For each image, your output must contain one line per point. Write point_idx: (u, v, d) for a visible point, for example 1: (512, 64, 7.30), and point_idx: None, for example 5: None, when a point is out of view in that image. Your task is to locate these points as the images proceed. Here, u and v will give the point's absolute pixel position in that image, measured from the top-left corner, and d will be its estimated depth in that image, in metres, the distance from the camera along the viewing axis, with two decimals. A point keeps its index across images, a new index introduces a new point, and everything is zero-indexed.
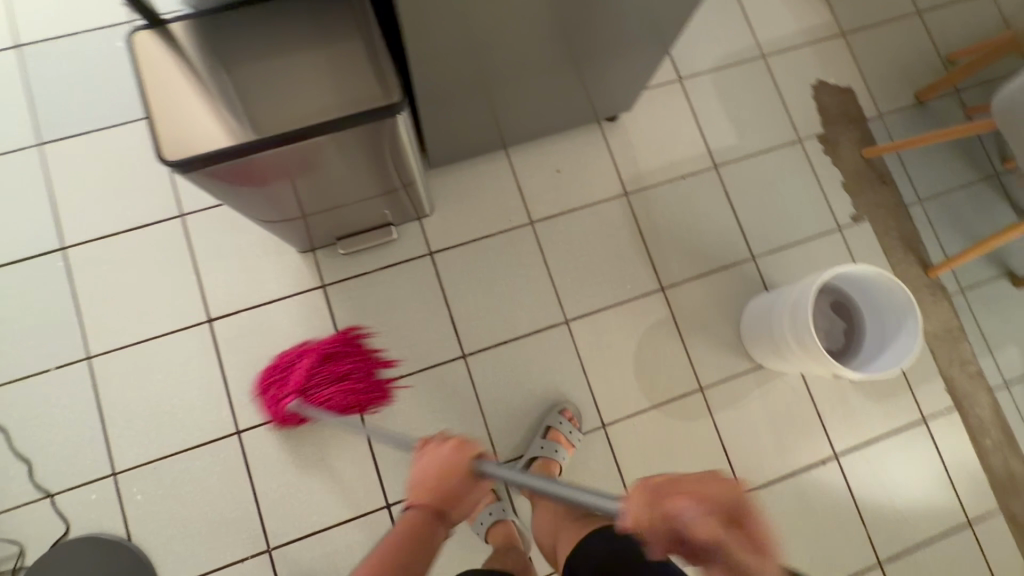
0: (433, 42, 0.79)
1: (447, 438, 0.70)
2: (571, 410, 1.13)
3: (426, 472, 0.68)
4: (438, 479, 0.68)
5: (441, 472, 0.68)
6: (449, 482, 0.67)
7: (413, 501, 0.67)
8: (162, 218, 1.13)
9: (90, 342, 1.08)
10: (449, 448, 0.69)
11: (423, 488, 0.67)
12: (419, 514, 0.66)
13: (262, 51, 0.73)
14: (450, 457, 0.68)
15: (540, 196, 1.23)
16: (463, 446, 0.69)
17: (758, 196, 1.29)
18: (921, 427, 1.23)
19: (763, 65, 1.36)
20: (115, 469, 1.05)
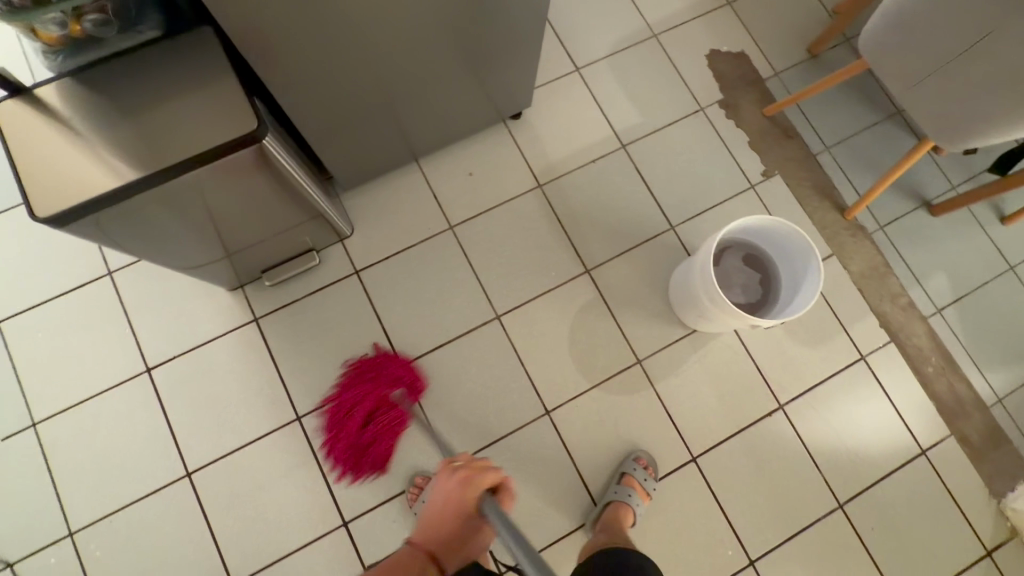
0: (293, 69, 0.83)
1: (458, 471, 0.74)
2: (645, 457, 1.15)
3: (432, 508, 0.76)
4: (436, 516, 0.75)
5: (439, 513, 0.74)
6: (444, 518, 0.74)
7: (417, 535, 0.77)
8: (91, 278, 1.17)
9: (33, 409, 1.10)
10: (455, 483, 0.73)
11: (423, 527, 0.76)
12: (414, 550, 0.76)
13: (125, 100, 0.76)
14: (449, 494, 0.73)
15: (456, 201, 1.27)
16: (466, 483, 0.72)
17: (669, 168, 1.33)
18: (861, 365, 1.25)
19: (656, 43, 1.41)
20: (72, 529, 1.06)
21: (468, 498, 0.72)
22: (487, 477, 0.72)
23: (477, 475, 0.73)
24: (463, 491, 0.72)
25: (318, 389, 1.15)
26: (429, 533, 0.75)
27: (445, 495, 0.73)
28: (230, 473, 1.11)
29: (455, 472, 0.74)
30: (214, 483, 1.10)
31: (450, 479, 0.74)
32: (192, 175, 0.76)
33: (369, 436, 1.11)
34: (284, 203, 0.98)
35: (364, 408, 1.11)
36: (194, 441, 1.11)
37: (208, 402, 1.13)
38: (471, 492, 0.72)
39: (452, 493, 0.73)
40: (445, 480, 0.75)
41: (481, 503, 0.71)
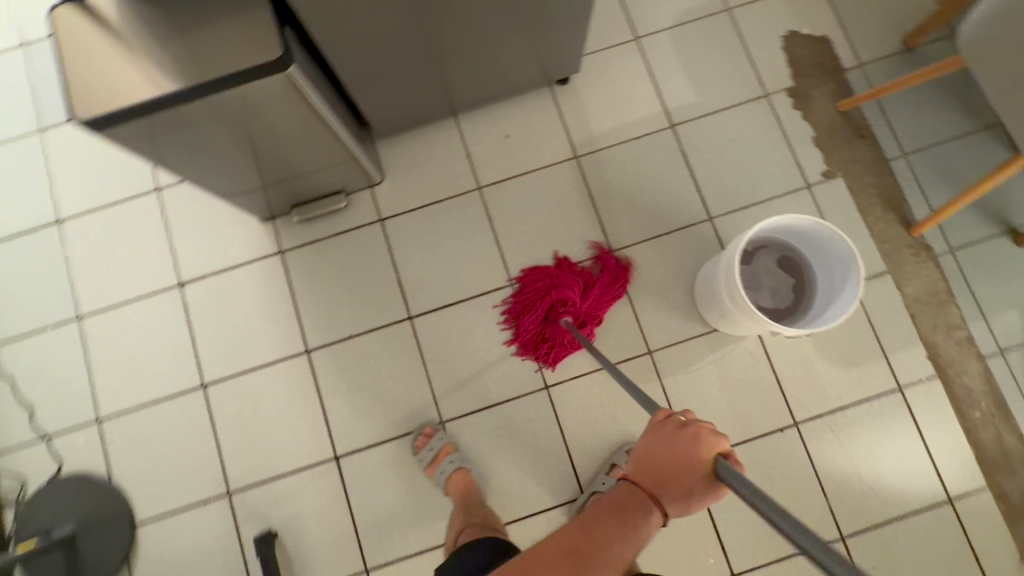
0: (333, 12, 0.83)
1: (686, 424, 0.62)
2: None
3: (653, 451, 0.62)
4: (663, 462, 0.61)
5: (663, 458, 0.61)
6: (669, 467, 0.60)
7: (632, 475, 0.62)
8: (142, 192, 1.25)
9: (80, 305, 1.21)
10: (683, 433, 0.61)
11: (644, 466, 0.61)
12: (629, 490, 0.61)
13: (163, 16, 0.79)
14: (675, 443, 0.61)
15: (489, 163, 1.25)
16: (696, 439, 0.60)
17: (718, 155, 1.24)
18: (896, 396, 1.14)
19: (728, 18, 1.29)
20: (100, 416, 1.17)
21: (706, 454, 0.60)
22: (724, 439, 0.60)
23: (715, 432, 0.61)
24: (696, 443, 0.60)
25: (328, 328, 1.19)
26: (648, 472, 0.61)
27: (671, 444, 0.61)
28: (241, 392, 1.17)
29: (682, 424, 0.62)
30: (225, 398, 1.17)
31: (673, 427, 0.62)
32: (217, 96, 0.78)
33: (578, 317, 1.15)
34: (313, 141, 0.99)
35: (589, 293, 1.16)
36: (213, 357, 1.19)
37: (229, 323, 1.20)
38: (707, 450, 0.60)
39: (678, 445, 0.60)
40: (664, 427, 0.63)
41: (721, 464, 0.59)
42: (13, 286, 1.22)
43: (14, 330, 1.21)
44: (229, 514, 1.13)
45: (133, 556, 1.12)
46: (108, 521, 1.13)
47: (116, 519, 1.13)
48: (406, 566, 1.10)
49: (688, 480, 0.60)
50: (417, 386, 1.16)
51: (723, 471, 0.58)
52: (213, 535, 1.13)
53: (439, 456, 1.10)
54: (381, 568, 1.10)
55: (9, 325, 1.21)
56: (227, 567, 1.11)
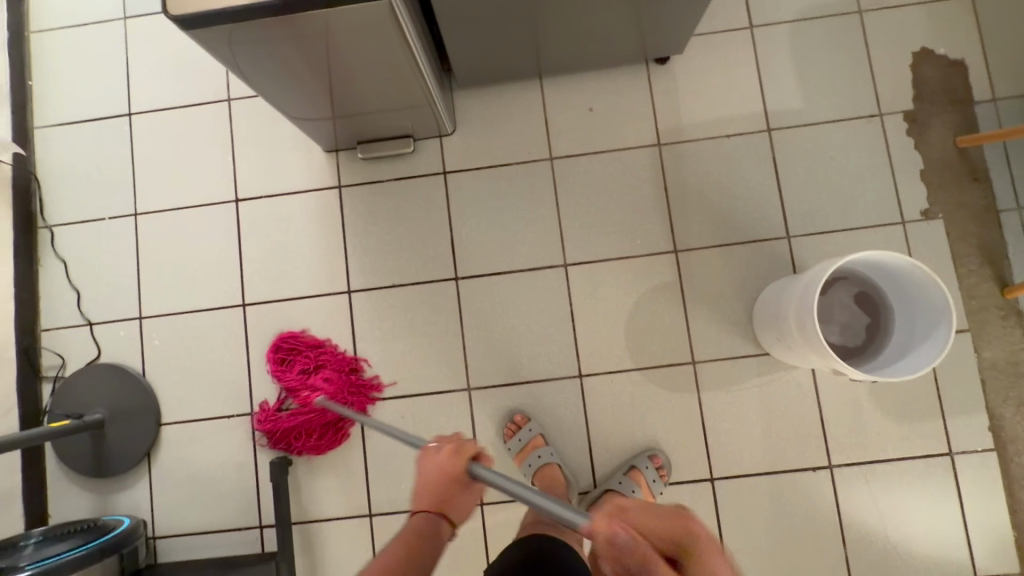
0: None
1: (444, 444, 0.71)
2: (661, 458, 1.08)
3: (425, 479, 0.70)
4: (434, 488, 0.69)
5: (432, 481, 0.69)
6: (444, 489, 0.68)
7: (419, 507, 0.69)
8: (213, 100, 1.22)
9: (138, 201, 1.22)
10: (439, 456, 0.70)
11: (424, 498, 0.69)
12: (419, 521, 0.68)
13: None
14: (438, 466, 0.69)
15: (565, 134, 1.18)
16: (450, 454, 0.69)
17: (811, 171, 1.15)
18: (944, 461, 1.07)
19: (856, 22, 1.17)
20: (143, 314, 1.19)
21: (459, 464, 0.69)
22: (472, 445, 0.71)
23: (462, 442, 0.71)
24: (452, 458, 0.69)
25: (373, 272, 1.17)
26: (431, 498, 0.69)
27: (435, 467, 0.69)
28: (277, 318, 1.18)
29: (437, 449, 0.71)
30: (263, 321, 1.18)
31: (434, 454, 0.71)
32: (313, 13, 0.74)
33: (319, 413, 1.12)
34: (394, 78, 0.95)
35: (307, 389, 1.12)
36: (256, 278, 1.19)
37: (277, 248, 1.19)
38: (462, 461, 0.69)
39: (440, 466, 0.69)
40: (428, 458, 0.71)
41: (475, 467, 0.68)
42: (76, 170, 1.23)
43: (72, 214, 1.22)
44: (249, 432, 1.16)
45: (156, 452, 1.17)
46: (136, 414, 1.16)
47: (143, 414, 1.16)
48: None
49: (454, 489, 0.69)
50: (449, 348, 1.15)
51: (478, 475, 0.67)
52: (232, 449, 1.16)
53: (527, 448, 1.09)
54: (384, 515, 1.12)
55: (68, 208, 1.22)
56: (240, 482, 1.15)
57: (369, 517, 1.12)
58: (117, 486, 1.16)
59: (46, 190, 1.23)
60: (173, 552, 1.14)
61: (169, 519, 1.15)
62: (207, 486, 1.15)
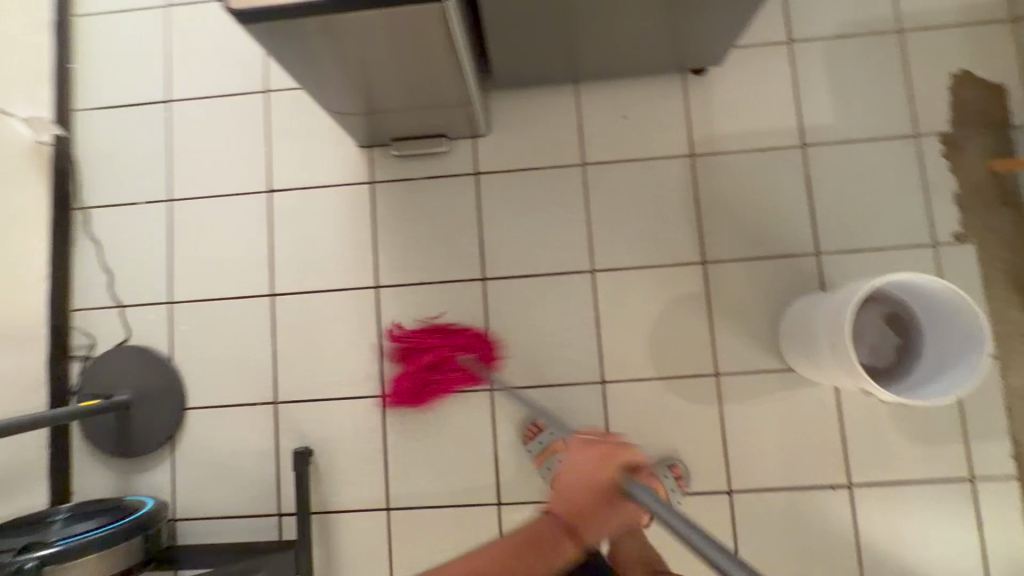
0: None
1: (598, 443, 0.73)
2: (680, 468, 1.08)
3: (569, 478, 0.71)
4: (580, 490, 0.71)
5: (576, 483, 0.71)
6: (583, 496, 0.71)
7: (549, 512, 0.71)
8: (250, 91, 1.24)
9: (173, 188, 1.23)
10: (594, 455, 0.72)
11: (563, 497, 0.71)
12: (546, 527, 0.70)
13: None
14: (591, 470, 0.71)
15: (599, 140, 1.19)
16: (606, 459, 0.72)
17: (844, 189, 1.14)
18: (965, 486, 1.07)
19: (897, 41, 1.16)
20: (172, 299, 1.21)
21: (613, 472, 0.71)
22: (630, 453, 0.72)
23: (618, 449, 0.72)
24: (606, 465, 0.71)
25: (402, 268, 1.18)
26: (567, 505, 0.71)
27: (585, 467, 0.71)
28: (305, 309, 1.19)
29: (594, 444, 0.73)
30: (290, 312, 1.19)
31: (588, 450, 0.73)
32: (368, 13, 0.76)
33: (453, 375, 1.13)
34: (437, 78, 0.96)
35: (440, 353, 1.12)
36: (286, 269, 1.20)
37: (308, 240, 1.20)
38: (615, 468, 0.71)
39: (591, 468, 0.71)
40: (583, 450, 0.72)
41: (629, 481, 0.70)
42: (113, 154, 1.25)
43: (107, 197, 1.24)
44: (272, 421, 1.17)
45: (179, 436, 1.18)
46: (161, 398, 1.18)
47: (169, 398, 1.18)
48: (427, 514, 1.13)
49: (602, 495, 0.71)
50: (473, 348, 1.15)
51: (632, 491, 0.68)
52: (254, 436, 1.17)
53: (547, 451, 1.08)
54: (402, 509, 1.13)
55: (103, 192, 1.24)
56: (261, 469, 1.16)
57: (387, 511, 1.14)
58: (139, 467, 1.18)
59: (82, 172, 1.25)
60: (191, 534, 1.16)
61: (189, 502, 1.17)
62: (228, 471, 1.17)
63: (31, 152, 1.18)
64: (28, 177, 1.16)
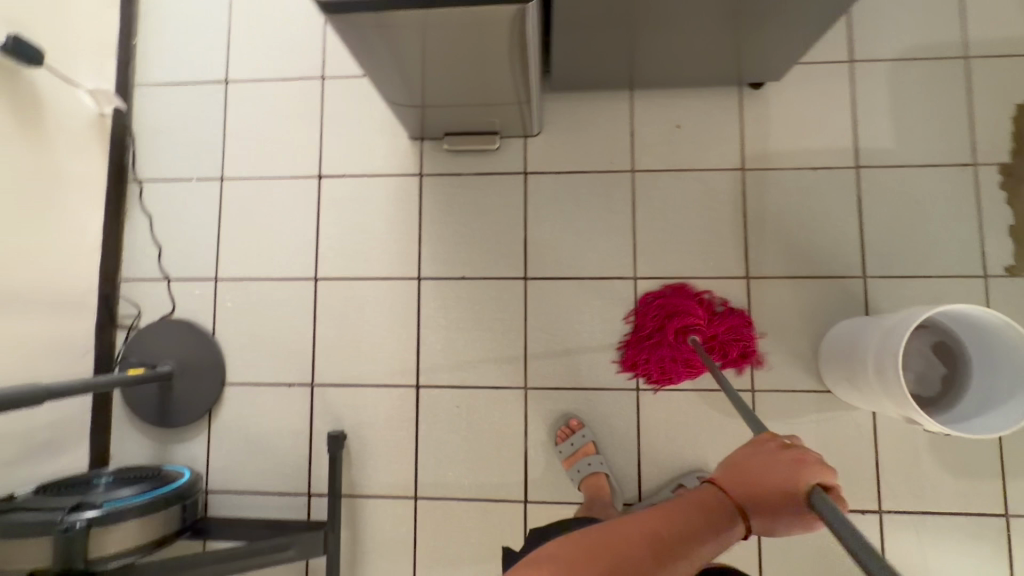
0: None
1: (787, 444, 0.61)
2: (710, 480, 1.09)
3: (745, 460, 0.61)
4: (759, 473, 0.59)
5: (752, 467, 0.60)
6: (760, 486, 0.58)
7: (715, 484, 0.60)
8: (308, 76, 1.25)
9: (225, 167, 1.26)
10: (780, 452, 0.61)
11: (735, 472, 0.60)
12: (704, 498, 0.59)
13: None
14: (775, 463, 0.59)
15: (650, 148, 1.18)
16: (800, 464, 0.58)
17: (896, 213, 1.13)
18: (998, 521, 1.06)
19: (962, 67, 1.15)
20: (218, 276, 1.23)
21: (807, 481, 0.57)
22: (830, 472, 0.58)
23: (815, 461, 0.59)
24: (796, 466, 0.58)
25: (445, 261, 1.19)
26: (738, 482, 0.59)
27: (768, 458, 0.60)
28: (348, 295, 1.21)
29: (781, 447, 0.61)
30: (333, 297, 1.21)
31: (772, 448, 0.61)
32: (448, 11, 0.77)
33: (739, 344, 1.11)
34: (503, 78, 0.96)
35: (731, 331, 1.11)
36: (331, 254, 1.22)
37: (355, 227, 1.22)
38: (805, 474, 0.57)
39: (776, 461, 0.59)
40: (768, 443, 0.62)
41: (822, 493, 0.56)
42: (169, 129, 1.27)
43: (161, 171, 1.26)
44: (308, 403, 1.19)
45: (217, 410, 1.21)
46: (202, 371, 1.20)
47: (210, 372, 1.20)
48: (455, 505, 1.15)
49: (790, 498, 0.57)
50: (510, 346, 1.17)
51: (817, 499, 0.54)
52: (290, 416, 1.19)
53: (578, 454, 1.10)
54: (430, 499, 1.15)
55: (158, 166, 1.27)
56: (294, 449, 1.18)
57: (415, 499, 1.15)
58: (176, 438, 1.21)
59: (138, 146, 1.27)
60: (222, 507, 1.19)
61: (223, 475, 1.19)
62: (262, 448, 1.19)
63: (93, 123, 1.20)
64: (89, 148, 1.19)
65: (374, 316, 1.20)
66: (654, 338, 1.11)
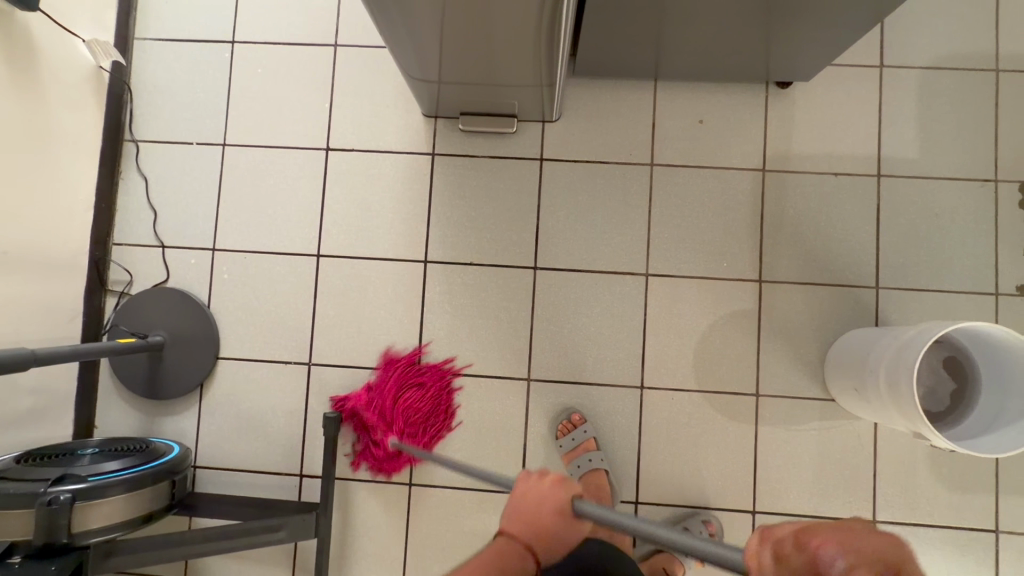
0: None
1: (543, 475, 0.70)
2: (715, 525, 1.08)
3: (520, 506, 0.70)
4: (531, 516, 0.69)
5: (524, 510, 0.70)
6: (536, 526, 0.69)
7: (504, 532, 0.71)
8: (319, 43, 1.19)
9: (228, 133, 1.20)
10: (546, 484, 0.69)
11: (515, 521, 0.70)
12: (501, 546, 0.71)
13: None
14: (538, 500, 0.69)
15: (671, 142, 1.15)
16: (558, 489, 0.68)
17: (913, 225, 1.12)
18: (988, 536, 1.07)
19: (992, 80, 1.13)
20: (215, 246, 1.19)
21: (564, 501, 0.68)
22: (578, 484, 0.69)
23: (568, 480, 0.69)
24: (556, 495, 0.68)
25: (453, 245, 1.16)
26: (520, 529, 0.70)
27: (530, 496, 0.70)
28: (350, 274, 1.17)
29: (542, 478, 0.70)
30: (334, 275, 1.17)
31: (536, 483, 0.70)
32: None
33: (428, 392, 1.12)
34: (528, 58, 0.92)
35: (404, 391, 1.11)
36: (334, 230, 1.17)
37: (361, 203, 1.17)
38: (564, 496, 0.68)
39: (539, 498, 0.69)
40: (530, 480, 0.70)
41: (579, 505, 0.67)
42: (170, 89, 1.21)
43: (159, 133, 1.20)
44: (304, 382, 1.16)
45: (209, 384, 1.17)
46: (194, 344, 1.16)
47: (202, 346, 1.16)
48: (449, 494, 1.13)
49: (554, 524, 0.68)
50: (466, 346, 1.14)
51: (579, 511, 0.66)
52: (284, 395, 1.16)
53: (578, 449, 1.08)
54: (424, 486, 1.13)
55: (156, 127, 1.20)
56: (287, 428, 1.16)
57: (408, 486, 1.13)
58: (164, 411, 1.17)
59: (136, 104, 1.21)
60: (211, 482, 1.16)
61: (212, 450, 1.16)
62: (254, 426, 1.16)
63: (89, 76, 1.14)
64: (83, 102, 1.13)
65: (376, 297, 1.16)
66: (388, 458, 1.11)
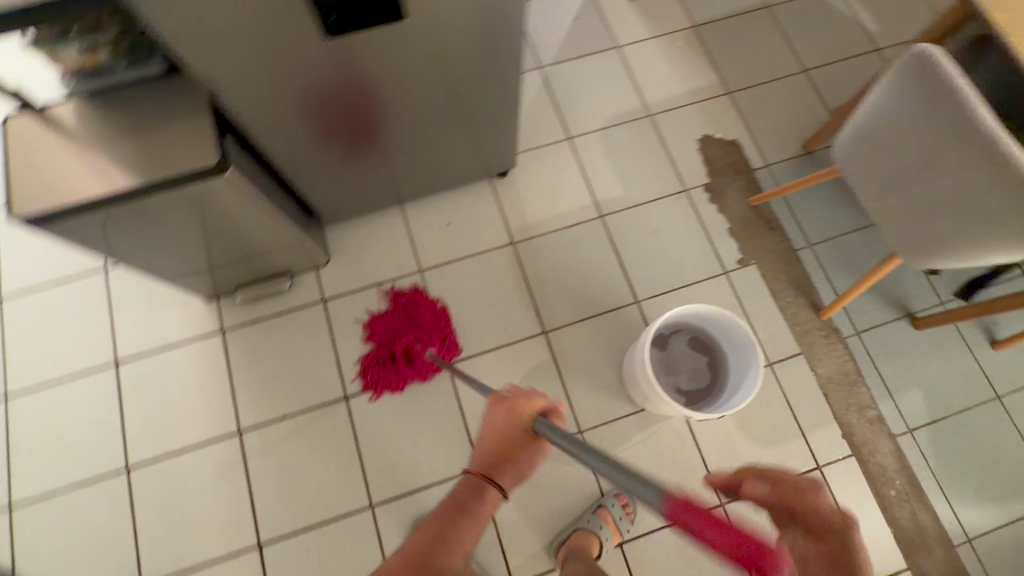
0: (282, 129, 0.95)
1: (505, 401, 0.72)
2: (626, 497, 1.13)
3: (486, 436, 0.71)
4: (495, 445, 0.70)
5: (490, 439, 0.71)
6: (503, 448, 0.70)
7: (472, 466, 0.70)
8: (89, 271, 1.27)
9: (8, 383, 1.19)
10: (504, 410, 0.71)
11: (480, 453, 0.71)
12: (468, 480, 0.69)
13: (138, 125, 0.86)
14: (500, 425, 0.71)
15: (432, 247, 1.32)
16: (515, 410, 0.71)
17: (643, 244, 1.34)
18: (816, 475, 1.18)
19: (649, 123, 1.45)
20: (12, 502, 1.12)
21: (524, 420, 0.70)
22: (541, 397, 0.72)
23: (525, 398, 0.71)
24: (513, 416, 0.70)
25: (263, 407, 1.19)
26: (486, 460, 0.70)
27: (495, 424, 0.71)
28: (165, 475, 1.15)
29: (502, 402, 0.72)
30: (148, 481, 1.14)
31: (495, 410, 0.72)
32: (156, 195, 0.84)
33: (417, 306, 1.26)
34: (254, 230, 1.05)
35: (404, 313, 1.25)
36: (140, 437, 1.17)
37: (161, 402, 1.19)
38: (525, 415, 0.70)
39: (500, 423, 0.71)
40: (493, 411, 0.72)
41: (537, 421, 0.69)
42: None
43: None
44: None
45: None
46: None
47: None
48: None
49: (518, 443, 0.70)
50: (302, 498, 1.13)
51: (538, 428, 0.68)
52: None
53: None
54: None
55: None
56: None
57: None
58: None
59: None
60: None
61: None
62: None
63: None
64: None
65: (198, 487, 1.14)
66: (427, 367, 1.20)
